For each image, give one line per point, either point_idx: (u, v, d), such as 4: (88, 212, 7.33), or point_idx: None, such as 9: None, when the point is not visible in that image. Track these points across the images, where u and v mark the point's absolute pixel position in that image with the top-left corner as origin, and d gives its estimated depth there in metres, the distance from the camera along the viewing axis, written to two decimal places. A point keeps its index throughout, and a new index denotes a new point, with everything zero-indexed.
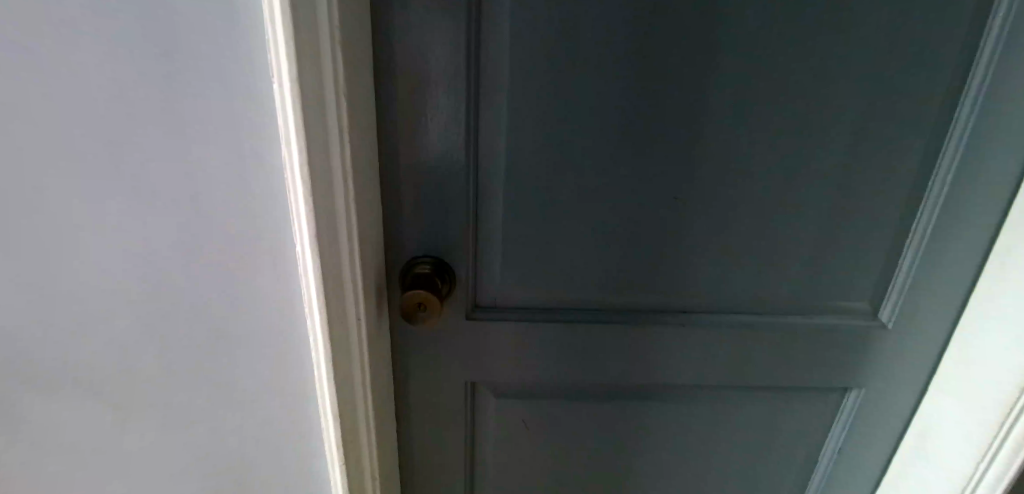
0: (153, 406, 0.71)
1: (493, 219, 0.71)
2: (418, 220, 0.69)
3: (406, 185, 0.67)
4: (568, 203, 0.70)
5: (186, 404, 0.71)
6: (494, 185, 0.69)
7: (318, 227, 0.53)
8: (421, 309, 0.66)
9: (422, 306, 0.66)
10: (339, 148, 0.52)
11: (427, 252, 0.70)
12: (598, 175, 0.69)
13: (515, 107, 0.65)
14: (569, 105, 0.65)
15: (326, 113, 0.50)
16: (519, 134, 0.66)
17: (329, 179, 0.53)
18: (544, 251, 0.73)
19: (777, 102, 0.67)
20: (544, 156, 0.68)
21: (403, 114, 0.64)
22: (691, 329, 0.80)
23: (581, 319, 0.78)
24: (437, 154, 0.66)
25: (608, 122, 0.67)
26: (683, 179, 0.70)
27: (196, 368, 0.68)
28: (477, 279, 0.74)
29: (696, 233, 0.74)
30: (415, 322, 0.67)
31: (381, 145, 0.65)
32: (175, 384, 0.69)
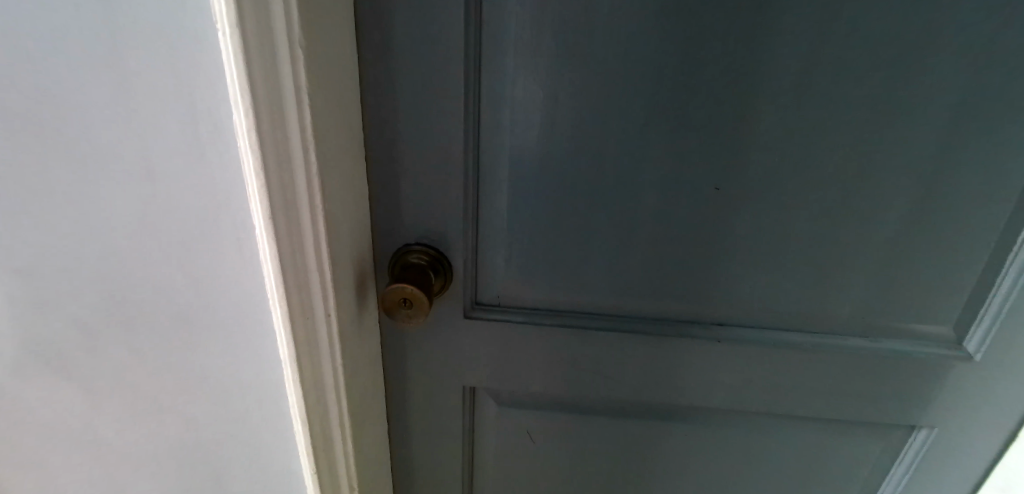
0: (121, 392, 0.65)
1: (496, 206, 0.61)
2: (409, 207, 0.60)
3: (395, 168, 0.58)
4: (585, 191, 0.60)
5: (155, 392, 0.65)
6: (498, 164, 0.59)
7: (275, 214, 0.45)
8: (406, 305, 0.57)
9: (406, 303, 0.57)
10: (297, 111, 0.43)
11: (420, 240, 0.61)
12: (623, 160, 0.58)
13: (523, 76, 0.55)
14: (589, 74, 0.55)
15: (281, 80, 0.41)
16: (529, 108, 0.56)
17: (286, 147, 0.43)
18: (556, 246, 0.63)
19: (850, 80, 0.54)
20: (559, 135, 0.57)
21: (391, 84, 0.54)
22: (728, 345, 0.68)
23: (597, 325, 0.67)
24: (432, 126, 0.56)
25: (636, 97, 0.55)
26: (726, 170, 0.59)
27: (164, 354, 0.62)
28: (478, 274, 0.65)
29: (739, 234, 0.62)
30: (399, 320, 0.58)
31: (365, 112, 0.55)
32: (145, 373, 0.63)
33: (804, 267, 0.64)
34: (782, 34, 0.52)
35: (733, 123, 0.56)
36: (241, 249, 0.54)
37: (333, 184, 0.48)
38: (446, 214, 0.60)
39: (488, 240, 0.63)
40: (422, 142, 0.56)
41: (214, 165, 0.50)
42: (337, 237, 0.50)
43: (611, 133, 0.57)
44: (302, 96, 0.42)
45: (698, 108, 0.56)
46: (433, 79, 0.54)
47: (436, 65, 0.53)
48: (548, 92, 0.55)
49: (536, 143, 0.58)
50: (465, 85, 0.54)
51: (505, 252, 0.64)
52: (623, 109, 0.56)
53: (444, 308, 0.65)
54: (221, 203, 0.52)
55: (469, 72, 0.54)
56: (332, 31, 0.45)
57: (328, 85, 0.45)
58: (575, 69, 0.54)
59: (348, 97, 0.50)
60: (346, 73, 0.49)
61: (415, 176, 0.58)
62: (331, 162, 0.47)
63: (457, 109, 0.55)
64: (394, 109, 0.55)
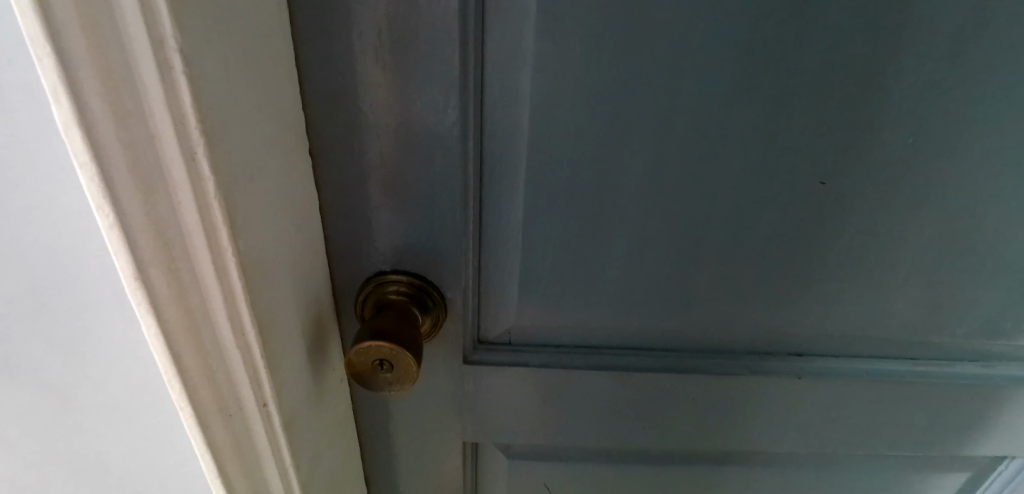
0: None
1: (506, 215, 0.43)
2: (381, 223, 0.41)
3: (357, 168, 0.38)
4: (637, 191, 0.43)
5: None
6: (511, 154, 0.40)
7: (146, 270, 0.26)
8: (383, 368, 0.39)
9: (384, 366, 0.39)
10: (164, 90, 0.23)
11: (399, 266, 0.43)
12: (692, 146, 0.41)
13: (555, 25, 0.36)
14: (655, 20, 0.36)
15: (124, 32, 0.21)
16: (562, 74, 0.37)
17: (153, 156, 0.24)
18: (591, 266, 0.46)
19: (1017, 33, 0.38)
20: (603, 114, 0.39)
21: (344, 40, 0.34)
22: (806, 379, 0.53)
23: (642, 364, 0.51)
24: (412, 103, 0.36)
25: (721, 55, 0.38)
26: (830, 157, 0.42)
27: (26, 450, 0.42)
28: (482, 303, 0.47)
29: (841, 241, 0.46)
30: (375, 387, 0.40)
31: (305, 84, 0.35)
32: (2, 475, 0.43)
33: (914, 278, 0.49)
34: None
35: (851, 91, 0.40)
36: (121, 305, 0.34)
37: (251, 211, 0.28)
38: (436, 230, 0.41)
39: (495, 260, 0.45)
40: (397, 129, 0.37)
41: (46, 177, 0.30)
42: (265, 294, 0.31)
43: (679, 108, 0.39)
44: (173, 63, 0.22)
45: (805, 70, 0.39)
46: (414, 31, 0.34)
47: (418, 9, 0.33)
48: (592, 50, 0.37)
49: (568, 126, 0.39)
50: (462, 40, 0.34)
51: (519, 276, 0.46)
52: (700, 73, 0.38)
53: (437, 354, 0.48)
54: (73, 236, 0.32)
55: (469, 20, 0.34)
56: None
57: (230, 42, 0.25)
58: (637, 13, 0.36)
59: (271, 63, 0.30)
60: (265, 21, 0.29)
61: (387, 179, 0.39)
62: (246, 176, 0.28)
63: (451, 78, 0.35)
64: (351, 78, 0.35)
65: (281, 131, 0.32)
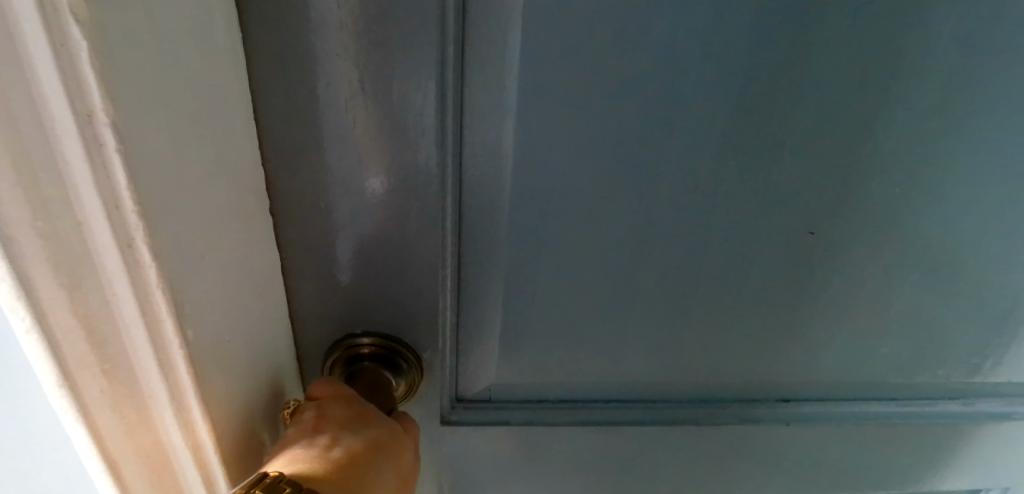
0: None
1: (486, 270, 0.40)
2: (352, 284, 0.37)
3: (324, 228, 0.35)
4: (624, 243, 0.41)
5: None
6: (493, 208, 0.37)
7: (73, 373, 0.21)
8: None
9: None
10: (93, 171, 0.19)
11: (370, 329, 0.39)
12: (680, 197, 0.39)
13: (541, 75, 0.33)
14: (645, 70, 0.34)
15: (43, 109, 0.17)
16: (547, 126, 0.35)
17: (81, 243, 0.20)
18: (577, 319, 0.43)
19: (996, 88, 0.38)
20: (590, 165, 0.37)
21: (309, 91, 0.30)
22: (797, 427, 0.52)
23: (630, 418, 0.48)
24: (386, 158, 0.33)
25: (712, 106, 0.36)
26: (818, 207, 0.41)
27: None
28: (460, 362, 0.44)
29: (829, 288, 0.45)
30: None
31: (265, 140, 0.31)
32: None
33: (898, 323, 0.48)
34: (924, 21, 0.35)
35: (839, 143, 0.39)
36: (22, 452, 0.26)
37: (204, 296, 0.24)
38: (411, 290, 0.38)
39: (474, 317, 0.42)
40: (370, 186, 0.34)
41: None
42: (224, 385, 0.26)
43: (669, 160, 0.38)
44: (105, 144, 0.18)
45: (794, 124, 0.38)
46: (387, 82, 0.31)
47: (392, 59, 0.30)
48: (578, 100, 0.34)
49: (554, 178, 0.37)
50: (440, 93, 0.31)
51: (500, 332, 0.43)
52: (689, 124, 0.36)
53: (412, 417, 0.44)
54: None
55: (450, 71, 0.31)
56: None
57: (175, 108, 0.22)
58: (627, 63, 0.34)
59: (224, 121, 0.27)
60: (217, 76, 0.26)
61: (357, 238, 0.35)
62: (197, 256, 0.24)
63: (428, 132, 0.32)
64: (317, 134, 0.32)
65: (238, 196, 0.28)
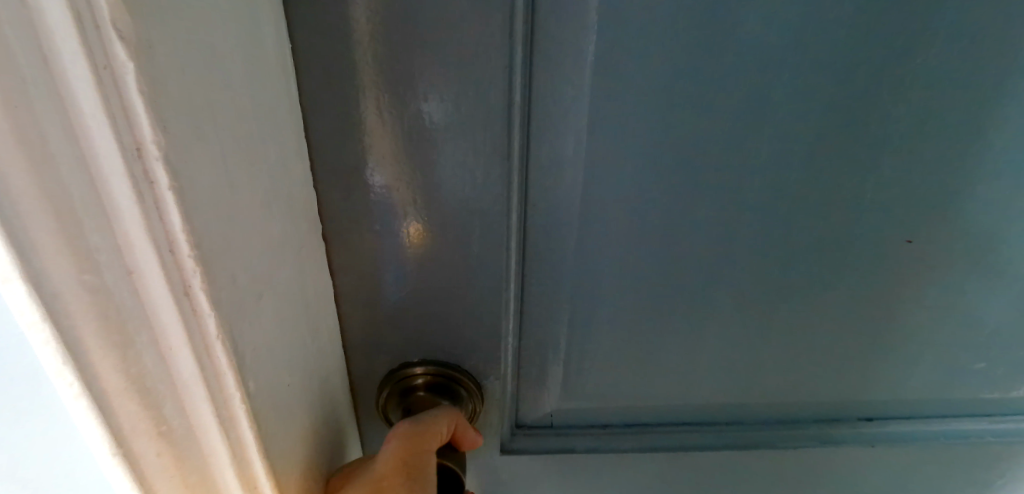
0: None
1: (550, 291, 0.37)
2: (408, 309, 0.35)
3: (380, 251, 0.32)
4: (700, 257, 0.37)
5: None
6: (560, 224, 0.34)
7: (129, 440, 0.19)
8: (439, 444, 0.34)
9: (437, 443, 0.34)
10: (142, 212, 0.16)
11: (430, 357, 0.36)
12: (763, 206, 0.36)
13: (615, 79, 0.30)
14: (733, 70, 0.30)
15: (87, 145, 0.15)
16: (620, 134, 0.32)
17: (132, 297, 0.17)
18: (646, 339, 0.40)
19: None
20: (666, 175, 0.33)
21: (364, 107, 0.28)
22: (883, 448, 0.47)
23: (702, 443, 0.45)
24: (446, 175, 0.30)
25: (803, 109, 0.32)
26: (917, 214, 0.37)
27: None
28: (521, 386, 0.41)
29: (924, 300, 0.41)
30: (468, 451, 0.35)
31: (318, 160, 0.29)
32: None
33: (1000, 336, 0.44)
34: None
35: (946, 144, 0.35)
36: None
37: (263, 340, 0.22)
38: (471, 317, 0.35)
39: (537, 340, 0.39)
40: (429, 206, 0.31)
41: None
42: (283, 434, 0.24)
43: (754, 166, 0.34)
44: (157, 180, 0.16)
45: (895, 125, 0.33)
46: (448, 94, 0.28)
47: (453, 68, 0.27)
48: (655, 106, 0.31)
49: (625, 190, 0.34)
50: (509, 103, 0.28)
51: (563, 355, 0.40)
52: (778, 126, 0.33)
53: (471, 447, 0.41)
54: (17, 424, 0.21)
55: (517, 79, 0.28)
56: (223, 5, 0.19)
57: (229, 134, 0.19)
58: (712, 63, 0.30)
59: (276, 143, 0.24)
60: (267, 94, 0.23)
61: (415, 263, 0.33)
62: (255, 296, 0.21)
63: (493, 146, 0.29)
64: (374, 152, 0.29)
65: (293, 222, 0.26)
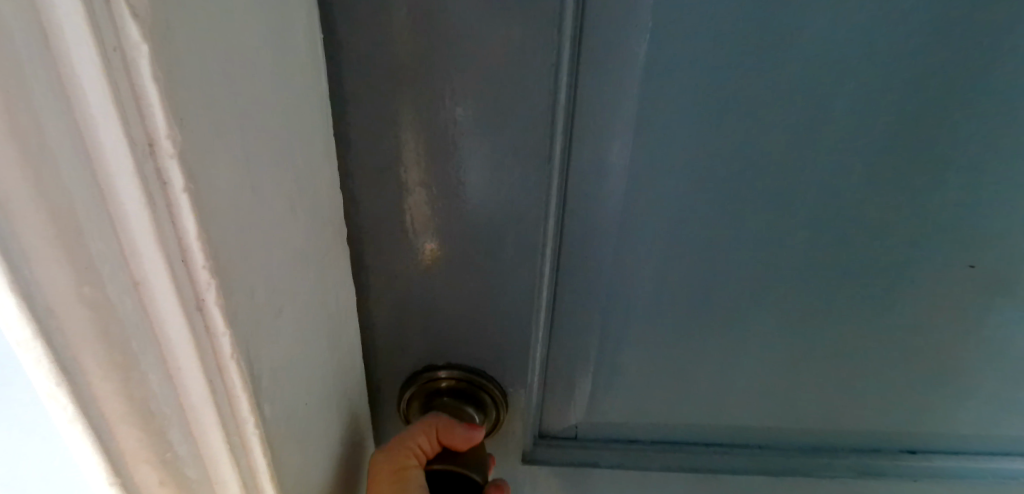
0: None
1: (582, 301, 0.35)
2: (432, 313, 0.33)
3: (406, 253, 0.31)
4: (745, 274, 0.35)
5: None
6: (597, 233, 0.32)
7: (131, 459, 0.18)
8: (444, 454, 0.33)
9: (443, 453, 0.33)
10: (151, 224, 0.15)
11: (454, 362, 0.35)
12: (819, 224, 0.33)
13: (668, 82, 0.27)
14: (800, 77, 0.28)
15: (95, 146, 0.13)
16: (668, 142, 0.29)
17: (137, 312, 0.16)
18: (680, 355, 0.38)
19: None
20: (714, 188, 0.31)
21: (396, 104, 0.26)
22: (927, 482, 0.45)
23: (734, 466, 0.43)
24: (480, 178, 0.28)
25: (868, 124, 0.29)
26: (988, 239, 0.34)
27: None
28: (544, 396, 0.39)
29: (983, 331, 0.38)
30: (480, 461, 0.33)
31: (348, 157, 0.27)
32: None
33: None
34: None
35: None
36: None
37: (279, 360, 0.21)
38: (499, 325, 0.33)
39: (565, 350, 0.37)
40: (460, 208, 0.29)
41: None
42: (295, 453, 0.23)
43: (813, 181, 0.31)
44: (170, 182, 0.14)
45: (970, 144, 0.30)
46: (487, 95, 0.26)
47: (495, 67, 0.25)
48: (710, 114, 0.28)
49: (669, 200, 0.31)
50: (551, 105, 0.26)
51: (590, 366, 0.38)
52: (844, 140, 0.30)
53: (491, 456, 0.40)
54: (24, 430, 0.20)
55: (562, 82, 0.26)
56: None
57: (253, 131, 0.18)
58: (777, 69, 0.27)
59: (304, 144, 0.23)
60: (297, 88, 0.22)
61: (443, 267, 0.31)
62: (273, 313, 0.20)
63: (532, 151, 0.27)
64: (405, 152, 0.27)
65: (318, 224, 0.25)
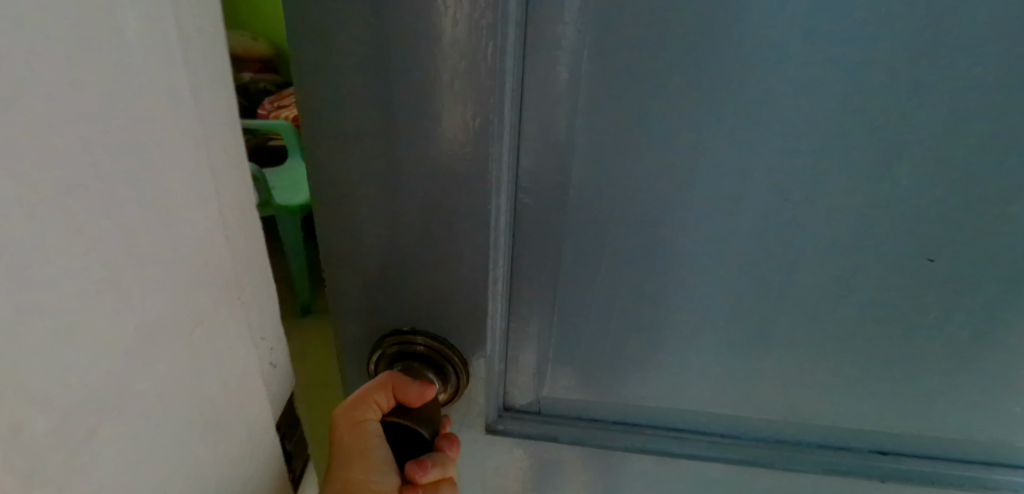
0: None
1: (542, 275, 0.37)
2: (394, 280, 0.35)
3: (368, 219, 0.33)
4: (700, 258, 0.36)
5: None
6: (548, 206, 0.35)
7: None
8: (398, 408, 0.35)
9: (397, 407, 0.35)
10: None
11: (418, 327, 0.37)
12: (770, 211, 0.34)
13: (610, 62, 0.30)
14: (732, 62, 0.30)
15: None
16: (616, 120, 0.32)
17: None
18: (640, 336, 0.40)
19: None
20: (657, 169, 0.33)
21: (353, 77, 0.29)
22: (898, 482, 0.44)
23: (696, 452, 0.43)
24: (433, 148, 0.30)
25: (801, 112, 0.31)
26: (942, 233, 0.34)
27: None
28: (507, 367, 0.41)
29: (946, 329, 0.38)
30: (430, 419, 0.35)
31: (313, 125, 0.30)
32: None
33: None
34: None
35: (971, 158, 0.32)
36: None
37: (59, 432, 0.19)
38: (457, 294, 0.35)
39: (527, 324, 0.39)
40: (416, 178, 0.31)
41: None
42: (162, 458, 0.23)
43: (760, 167, 0.33)
44: None
45: (910, 134, 0.31)
46: (438, 74, 0.28)
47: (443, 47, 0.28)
48: (653, 94, 0.31)
49: (621, 180, 0.33)
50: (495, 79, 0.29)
51: (549, 340, 0.40)
52: (788, 126, 0.31)
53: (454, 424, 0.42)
54: None
55: (511, 59, 0.29)
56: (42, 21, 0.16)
57: (74, 150, 0.18)
58: (714, 51, 0.29)
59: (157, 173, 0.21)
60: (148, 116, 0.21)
61: (403, 234, 0.33)
62: (61, 379, 0.19)
63: (479, 124, 0.29)
64: (363, 122, 0.30)
65: (223, 236, 0.26)
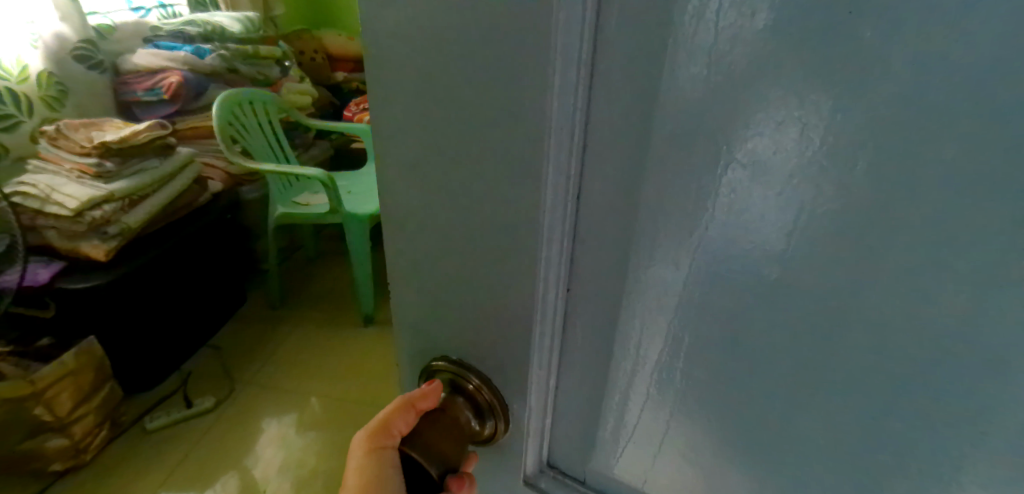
0: None
1: (598, 338, 0.30)
2: (443, 303, 0.32)
3: (418, 232, 0.30)
4: (805, 375, 0.26)
5: None
6: (606, 272, 0.27)
7: None
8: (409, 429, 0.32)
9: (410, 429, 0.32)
10: None
11: (470, 362, 0.33)
12: (927, 337, 0.22)
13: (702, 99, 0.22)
14: (879, 138, 0.19)
15: None
16: (703, 175, 0.23)
17: None
18: (712, 445, 0.30)
19: None
20: (754, 254, 0.23)
21: (418, 83, 0.26)
22: None
23: None
24: (486, 175, 0.26)
25: (996, 227, 0.19)
26: None
27: None
28: (553, 426, 0.35)
29: None
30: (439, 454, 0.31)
31: (381, 125, 0.28)
32: None
33: None
34: None
35: None
36: None
37: None
38: (500, 338, 0.31)
39: (579, 386, 0.33)
40: (465, 202, 0.28)
41: None
42: None
43: (922, 290, 0.21)
44: None
45: None
46: (495, 95, 0.24)
47: (498, 64, 0.23)
48: (760, 152, 0.21)
49: (702, 247, 0.25)
50: (565, 113, 0.23)
51: (600, 416, 0.33)
52: (983, 225, 0.20)
53: (493, 462, 0.38)
54: None
55: (577, 84, 0.23)
56: None
57: None
58: (866, 96, 0.19)
59: None
60: None
61: (452, 258, 0.30)
62: None
63: (537, 159, 0.24)
64: (424, 134, 0.27)
65: None
